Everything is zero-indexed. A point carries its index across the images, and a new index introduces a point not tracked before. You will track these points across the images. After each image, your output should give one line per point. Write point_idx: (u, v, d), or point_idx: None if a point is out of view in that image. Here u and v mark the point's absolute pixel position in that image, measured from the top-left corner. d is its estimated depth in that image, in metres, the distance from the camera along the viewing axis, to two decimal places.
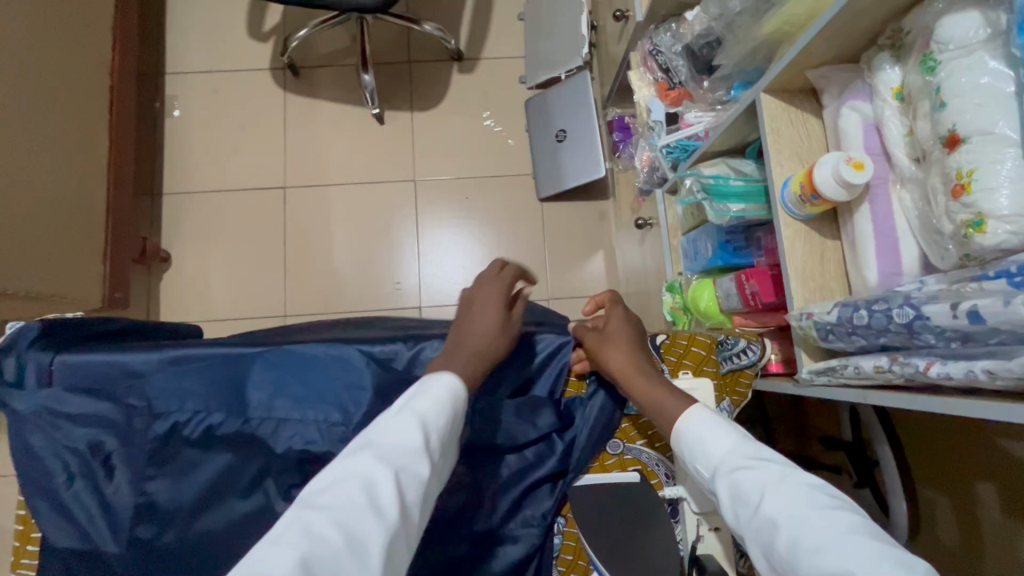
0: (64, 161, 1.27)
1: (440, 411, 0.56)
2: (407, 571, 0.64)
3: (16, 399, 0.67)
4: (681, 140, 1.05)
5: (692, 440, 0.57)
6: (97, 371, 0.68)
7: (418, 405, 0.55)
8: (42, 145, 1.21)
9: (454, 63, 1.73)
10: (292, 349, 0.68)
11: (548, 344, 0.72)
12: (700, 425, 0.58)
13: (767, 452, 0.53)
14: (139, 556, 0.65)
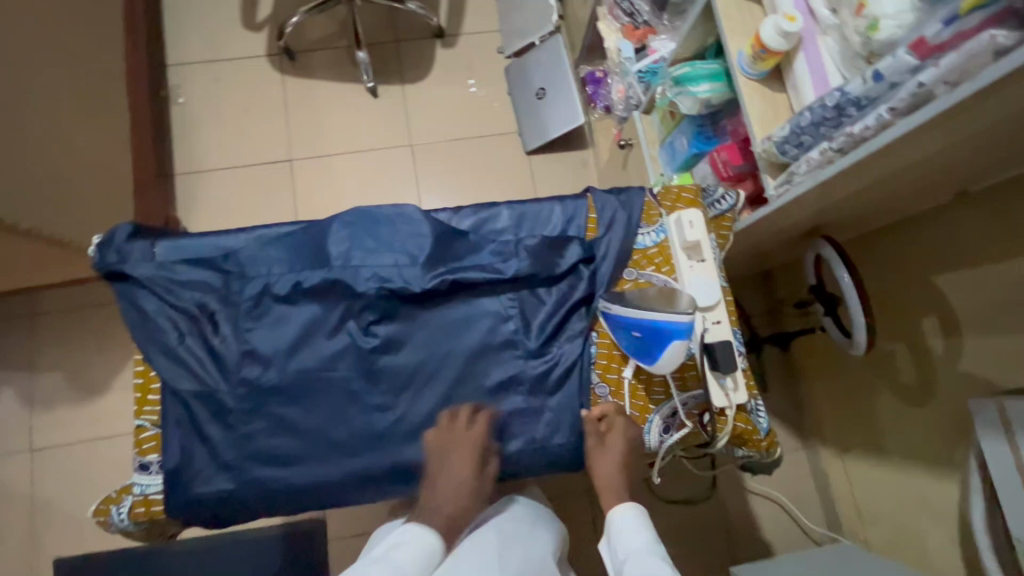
0: (96, 136, 1.38)
1: (413, 555, 0.67)
2: (473, 380, 0.80)
3: (129, 276, 0.80)
4: (650, 65, 1.24)
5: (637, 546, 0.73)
6: (199, 248, 0.82)
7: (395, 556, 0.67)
8: (78, 117, 1.32)
9: (437, 40, 1.90)
10: (363, 211, 0.82)
11: (569, 201, 0.88)
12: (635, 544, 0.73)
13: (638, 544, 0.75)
14: (248, 391, 0.77)
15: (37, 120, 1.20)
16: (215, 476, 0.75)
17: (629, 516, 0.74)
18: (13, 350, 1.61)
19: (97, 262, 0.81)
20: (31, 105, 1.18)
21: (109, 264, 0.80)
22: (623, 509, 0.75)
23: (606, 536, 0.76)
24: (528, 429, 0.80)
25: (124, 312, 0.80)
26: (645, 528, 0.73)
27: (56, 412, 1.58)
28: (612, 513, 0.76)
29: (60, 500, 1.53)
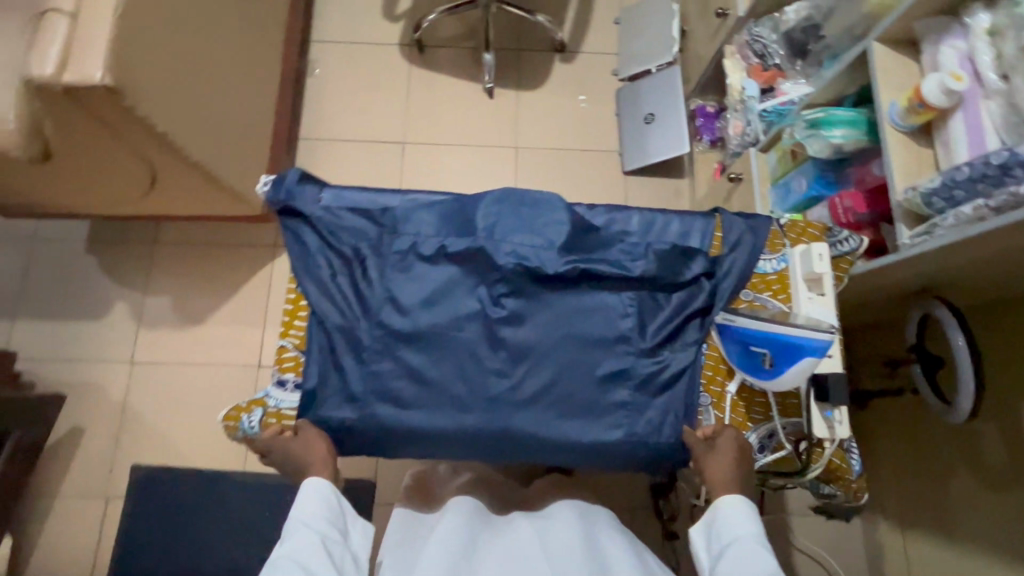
0: (262, 91, 1.52)
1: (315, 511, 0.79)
2: (581, 365, 0.86)
3: (299, 216, 0.90)
4: (777, 106, 1.30)
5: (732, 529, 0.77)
6: (360, 199, 0.91)
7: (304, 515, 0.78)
8: (256, 72, 1.47)
9: (557, 54, 2.00)
10: (513, 191, 0.89)
11: (698, 217, 0.93)
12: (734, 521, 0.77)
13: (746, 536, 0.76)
14: (386, 334, 0.85)
15: (235, 70, 1.34)
16: (342, 405, 0.84)
17: (736, 508, 0.78)
18: (132, 270, 1.76)
19: (270, 197, 0.91)
20: (235, 56, 1.34)
21: (281, 201, 0.90)
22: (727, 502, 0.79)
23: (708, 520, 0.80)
24: (627, 421, 0.84)
25: (287, 246, 0.90)
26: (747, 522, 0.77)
27: (159, 332, 1.72)
28: (716, 504, 0.80)
29: (148, 413, 1.66)
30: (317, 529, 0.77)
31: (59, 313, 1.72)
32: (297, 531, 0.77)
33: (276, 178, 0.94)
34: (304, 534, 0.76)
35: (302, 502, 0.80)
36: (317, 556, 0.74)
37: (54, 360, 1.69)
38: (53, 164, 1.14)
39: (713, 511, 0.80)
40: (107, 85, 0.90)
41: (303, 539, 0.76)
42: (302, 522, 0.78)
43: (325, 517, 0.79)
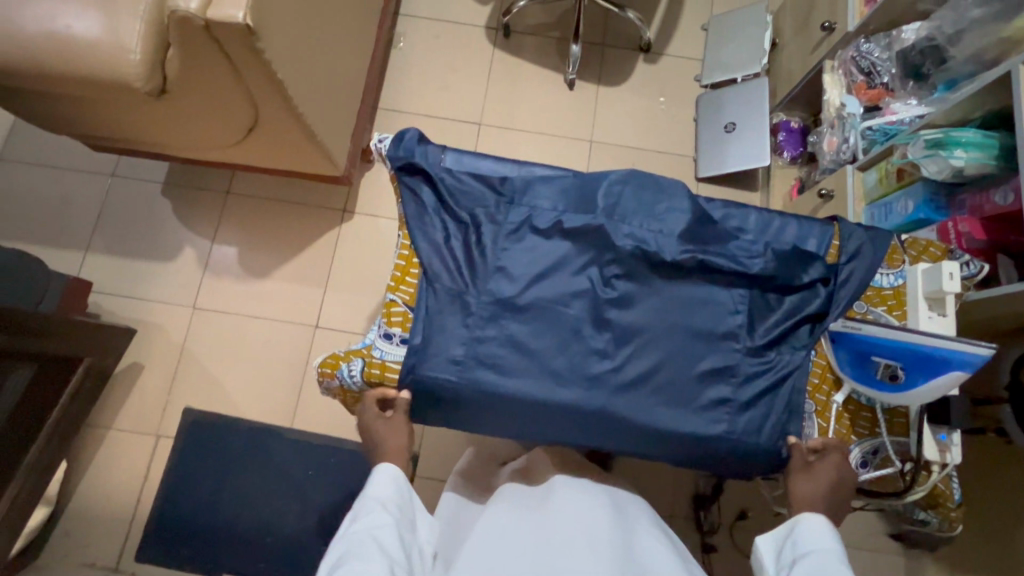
0: (360, 56, 1.54)
1: (389, 492, 0.82)
2: (685, 357, 0.85)
3: (417, 174, 0.91)
4: (883, 125, 1.29)
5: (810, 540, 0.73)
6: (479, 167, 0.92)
7: (378, 494, 0.81)
8: (359, 37, 1.48)
9: (642, 53, 1.99)
10: (635, 174, 0.89)
11: (817, 223, 0.91)
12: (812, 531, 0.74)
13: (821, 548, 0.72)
14: (493, 301, 0.85)
15: (343, 31, 1.36)
16: (442, 364, 0.83)
17: (814, 524, 0.75)
18: (203, 218, 1.79)
19: (389, 152, 0.92)
20: (344, 17, 1.35)
21: (402, 158, 0.91)
22: (806, 518, 0.75)
23: (781, 536, 0.77)
24: (728, 418, 0.83)
25: (402, 203, 0.91)
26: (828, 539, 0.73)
27: (222, 281, 1.75)
28: (793, 521, 0.76)
29: (204, 359, 1.69)
30: (388, 510, 0.80)
31: (129, 251, 1.76)
32: (370, 511, 0.79)
33: (395, 134, 0.95)
34: (378, 514, 0.78)
35: (375, 486, 0.82)
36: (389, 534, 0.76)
37: (120, 295, 1.73)
38: (166, 98, 1.16)
39: (789, 527, 0.76)
40: (246, 25, 0.92)
41: (376, 517, 0.78)
42: (374, 503, 0.80)
43: (394, 501, 0.81)
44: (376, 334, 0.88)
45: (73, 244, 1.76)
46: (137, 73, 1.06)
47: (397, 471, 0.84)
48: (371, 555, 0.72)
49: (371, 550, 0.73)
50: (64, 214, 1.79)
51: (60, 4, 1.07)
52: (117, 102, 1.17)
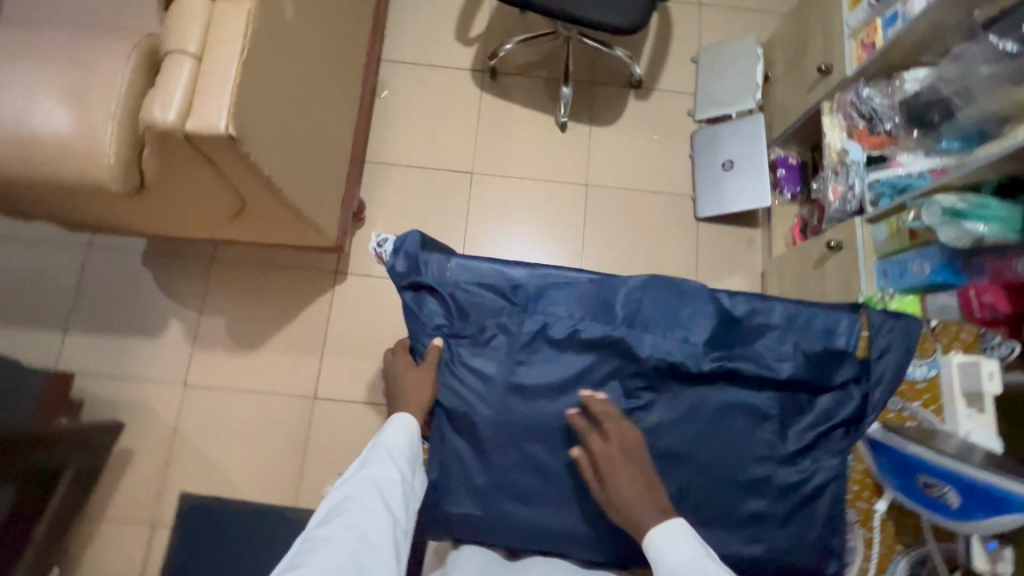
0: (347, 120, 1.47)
1: (397, 448, 0.77)
2: (716, 473, 0.80)
3: (422, 285, 0.86)
4: (892, 178, 1.24)
5: (673, 559, 0.69)
6: (486, 273, 0.87)
7: (385, 448, 0.76)
8: (344, 102, 1.41)
9: (633, 90, 1.94)
10: (655, 276, 0.85)
11: (844, 312, 0.86)
12: (665, 541, 0.71)
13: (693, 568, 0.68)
14: (506, 422, 0.80)
15: (327, 102, 1.29)
16: (463, 493, 0.80)
17: (663, 537, 0.71)
18: (187, 288, 1.69)
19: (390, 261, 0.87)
20: (327, 88, 1.29)
21: (405, 269, 0.86)
22: (660, 529, 0.71)
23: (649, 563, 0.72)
24: (765, 535, 0.79)
25: (407, 316, 0.85)
26: (690, 537, 0.71)
27: (213, 356, 1.66)
28: (647, 546, 0.71)
29: (198, 439, 1.61)
30: (399, 460, 0.76)
31: (110, 328, 1.66)
32: (381, 461, 0.75)
33: (395, 239, 0.89)
34: (380, 472, 0.74)
35: (391, 433, 0.78)
36: (394, 491, 0.73)
37: (103, 377, 1.63)
38: (144, 192, 1.09)
39: (648, 551, 0.72)
40: (229, 134, 0.85)
41: (383, 469, 0.74)
42: (385, 452, 0.76)
43: (408, 454, 0.77)
44: None
45: (49, 325, 1.65)
46: (112, 178, 0.99)
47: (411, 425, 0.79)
48: (367, 515, 0.69)
49: (370, 508, 0.70)
50: (38, 292, 1.67)
51: (18, 101, 0.98)
52: (90, 200, 1.10)
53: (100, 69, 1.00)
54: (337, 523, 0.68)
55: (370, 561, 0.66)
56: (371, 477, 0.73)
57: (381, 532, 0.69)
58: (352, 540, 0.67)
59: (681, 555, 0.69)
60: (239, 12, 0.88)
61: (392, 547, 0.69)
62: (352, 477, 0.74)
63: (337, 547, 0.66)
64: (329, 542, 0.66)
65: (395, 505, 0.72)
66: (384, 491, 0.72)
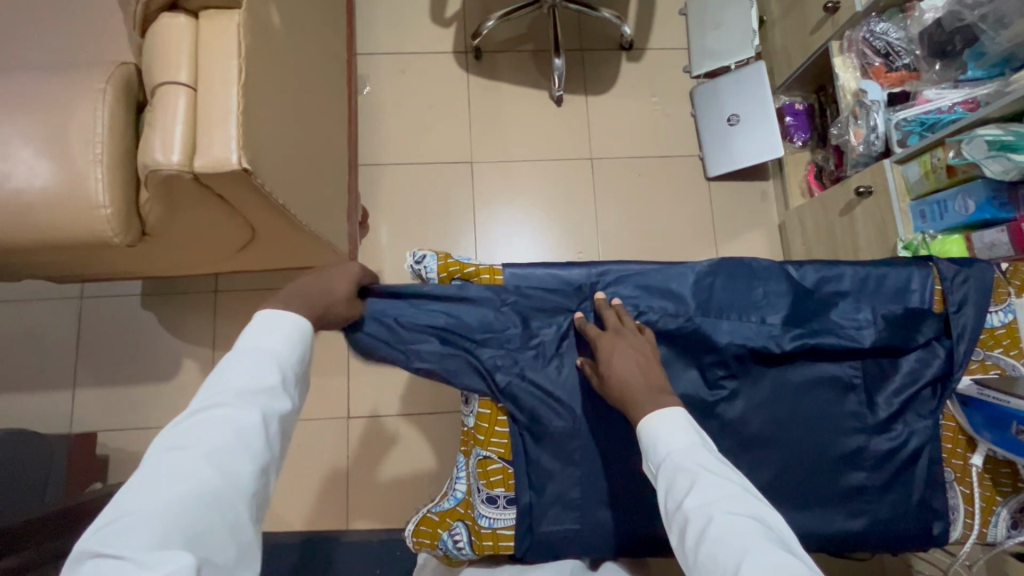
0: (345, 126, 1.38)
1: (280, 346, 0.66)
2: (812, 453, 0.79)
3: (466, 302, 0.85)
4: (920, 115, 1.21)
5: (669, 447, 0.65)
6: (544, 280, 0.87)
7: (261, 349, 0.65)
8: (339, 107, 1.32)
9: (625, 52, 1.85)
10: (723, 260, 0.85)
11: (913, 267, 0.85)
12: (664, 424, 0.67)
13: (704, 459, 0.63)
14: (600, 423, 0.83)
15: (325, 113, 1.20)
16: (556, 502, 0.82)
17: (664, 422, 0.67)
18: (195, 324, 1.61)
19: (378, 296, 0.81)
20: (323, 97, 1.20)
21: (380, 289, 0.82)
22: (654, 418, 0.67)
23: (640, 449, 0.69)
24: (868, 506, 0.79)
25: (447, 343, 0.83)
26: (685, 426, 0.66)
27: None
28: (639, 432, 0.69)
29: None
30: (277, 364, 0.65)
31: (124, 378, 1.57)
32: (252, 367, 0.63)
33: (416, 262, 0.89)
34: (251, 381, 0.62)
35: (266, 335, 0.66)
36: (264, 408, 0.62)
37: (121, 429, 1.54)
38: (148, 238, 1.00)
39: (641, 436, 0.68)
40: (243, 167, 0.78)
41: (251, 380, 0.62)
42: (260, 358, 0.64)
43: (289, 358, 0.66)
44: (478, 496, 0.84)
45: (57, 385, 1.56)
46: (115, 229, 0.90)
47: (298, 321, 0.68)
48: (230, 435, 0.59)
49: (233, 422, 0.59)
50: (38, 353, 1.58)
51: None
52: (89, 254, 1.01)
53: (77, 110, 0.90)
54: (193, 445, 0.58)
55: (228, 499, 0.56)
56: (239, 386, 0.62)
57: (251, 457, 0.59)
58: (204, 474, 0.56)
59: (680, 443, 0.65)
60: (228, 29, 0.81)
61: (257, 479, 0.59)
62: (216, 388, 0.62)
63: (195, 475, 0.56)
64: (176, 481, 0.55)
65: (272, 420, 0.62)
66: (257, 403, 0.61)
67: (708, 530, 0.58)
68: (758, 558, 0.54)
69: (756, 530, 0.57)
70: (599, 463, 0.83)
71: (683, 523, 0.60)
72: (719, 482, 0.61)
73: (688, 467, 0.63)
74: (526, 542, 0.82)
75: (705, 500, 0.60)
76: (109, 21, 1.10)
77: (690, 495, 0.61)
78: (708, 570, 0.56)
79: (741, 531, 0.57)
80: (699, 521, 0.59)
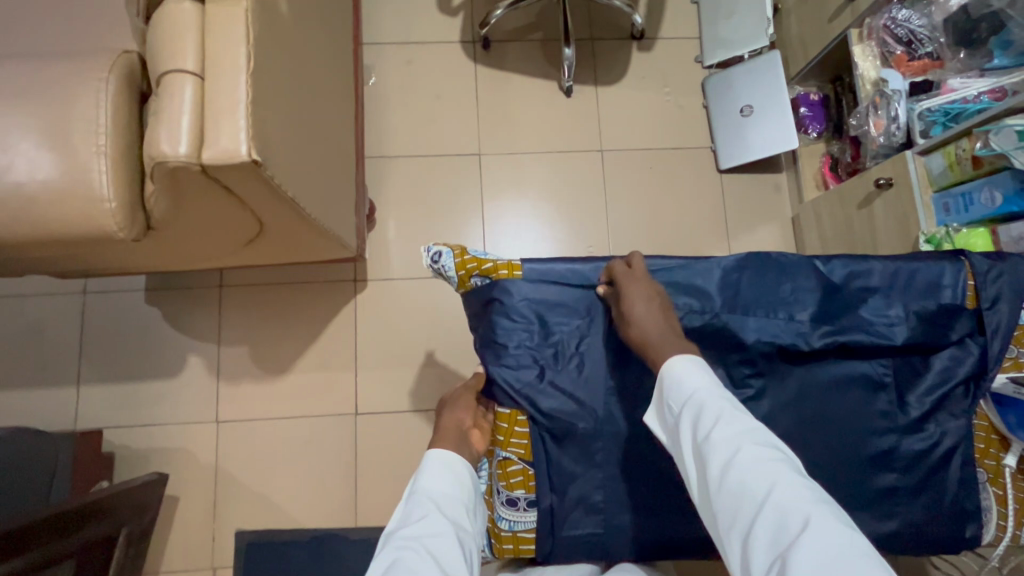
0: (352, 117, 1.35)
1: (440, 484, 0.71)
2: (840, 454, 0.77)
3: (519, 308, 0.83)
4: (945, 105, 1.17)
5: (692, 386, 0.66)
6: (563, 274, 0.85)
7: (424, 490, 0.70)
8: (346, 97, 1.29)
9: (635, 42, 1.82)
10: (751, 254, 0.83)
11: (946, 262, 0.82)
12: (688, 367, 0.67)
13: (728, 397, 0.64)
14: (622, 423, 0.81)
15: (333, 104, 1.17)
16: (580, 503, 0.81)
17: (688, 365, 0.68)
18: (199, 320, 1.58)
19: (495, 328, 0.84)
20: (331, 88, 1.16)
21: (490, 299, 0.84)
22: (681, 360, 0.68)
23: (658, 391, 0.70)
24: (899, 508, 0.77)
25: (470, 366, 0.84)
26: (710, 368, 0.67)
27: (241, 386, 1.55)
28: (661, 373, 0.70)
29: (241, 476, 1.51)
30: (442, 503, 0.69)
31: (128, 374, 1.55)
32: (421, 509, 0.68)
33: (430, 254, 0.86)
34: (422, 521, 0.66)
35: (427, 477, 0.72)
36: (446, 544, 0.64)
37: (126, 425, 1.53)
38: (154, 233, 0.97)
39: (664, 378, 0.69)
40: (253, 159, 0.76)
41: (432, 521, 0.66)
42: (429, 500, 0.69)
43: (449, 493, 0.71)
44: (498, 498, 0.82)
45: (61, 381, 1.54)
46: (120, 224, 0.87)
47: (450, 456, 0.74)
48: (415, 568, 0.60)
49: (414, 558, 0.61)
50: (41, 348, 1.55)
51: None
52: (94, 249, 0.98)
53: (79, 100, 0.87)
54: None
55: None
56: (414, 527, 0.65)
57: None
58: None
59: (705, 384, 0.66)
60: (235, 14, 0.78)
61: None
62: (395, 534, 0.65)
63: None
64: None
65: (445, 553, 0.63)
66: (430, 538, 0.64)
67: (735, 461, 0.58)
68: (786, 487, 0.55)
69: (785, 465, 0.58)
70: (622, 464, 0.81)
71: (706, 456, 0.61)
72: (744, 418, 0.62)
73: (712, 403, 0.63)
74: (548, 542, 0.80)
75: (730, 433, 0.60)
76: (108, 9, 1.07)
77: (717, 430, 0.61)
78: (734, 498, 0.57)
79: (767, 461, 0.58)
80: (725, 452, 0.59)
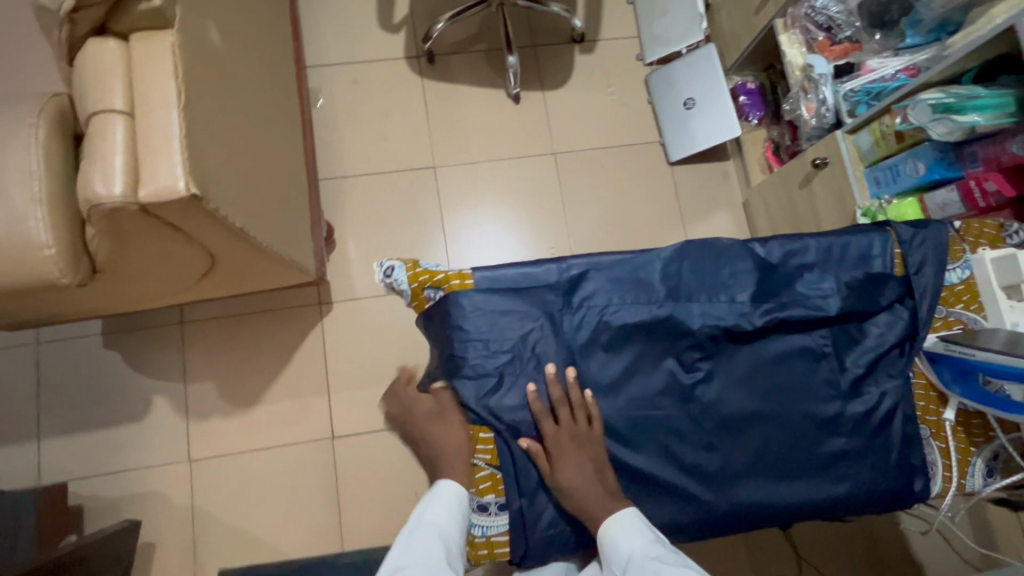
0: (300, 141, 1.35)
1: (443, 516, 0.78)
2: (790, 424, 0.81)
3: (469, 320, 0.83)
4: (866, 85, 1.25)
5: (631, 549, 0.73)
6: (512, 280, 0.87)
7: (428, 522, 0.77)
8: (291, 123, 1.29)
9: (577, 45, 1.86)
10: (691, 244, 0.87)
11: (872, 234, 0.88)
12: (623, 525, 0.75)
13: (661, 552, 0.73)
14: None
15: (277, 129, 1.17)
16: (549, 502, 0.82)
17: (624, 529, 0.75)
18: (162, 359, 1.55)
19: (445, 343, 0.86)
20: (273, 114, 1.16)
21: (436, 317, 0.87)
22: (614, 520, 0.75)
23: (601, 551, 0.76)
24: (850, 471, 0.81)
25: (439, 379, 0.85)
26: (641, 526, 0.75)
27: (211, 422, 1.52)
28: (601, 532, 0.76)
29: (220, 513, 1.48)
30: (443, 537, 0.76)
31: (91, 423, 1.50)
32: (425, 542, 0.76)
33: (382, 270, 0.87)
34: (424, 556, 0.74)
35: (433, 508, 0.78)
36: None
37: (94, 475, 1.48)
38: (100, 275, 0.95)
39: (604, 545, 0.75)
40: (192, 193, 0.75)
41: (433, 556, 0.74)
42: (432, 532, 0.76)
43: (452, 527, 0.78)
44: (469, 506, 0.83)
45: (20, 436, 1.48)
46: (62, 270, 0.85)
47: (458, 491, 0.80)
48: None
49: None
50: None
51: None
52: (37, 298, 0.95)
53: (8, 148, 0.85)
54: None
55: None
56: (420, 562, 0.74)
57: None
58: None
59: (637, 538, 0.74)
60: (161, 50, 0.78)
61: None
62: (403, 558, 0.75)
63: None
64: None
65: None
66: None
67: None
68: None
69: None
70: None
71: None
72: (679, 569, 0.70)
73: (647, 560, 0.72)
74: (523, 543, 0.81)
75: None
76: (35, 52, 1.05)
77: None
78: None
79: None
80: None
